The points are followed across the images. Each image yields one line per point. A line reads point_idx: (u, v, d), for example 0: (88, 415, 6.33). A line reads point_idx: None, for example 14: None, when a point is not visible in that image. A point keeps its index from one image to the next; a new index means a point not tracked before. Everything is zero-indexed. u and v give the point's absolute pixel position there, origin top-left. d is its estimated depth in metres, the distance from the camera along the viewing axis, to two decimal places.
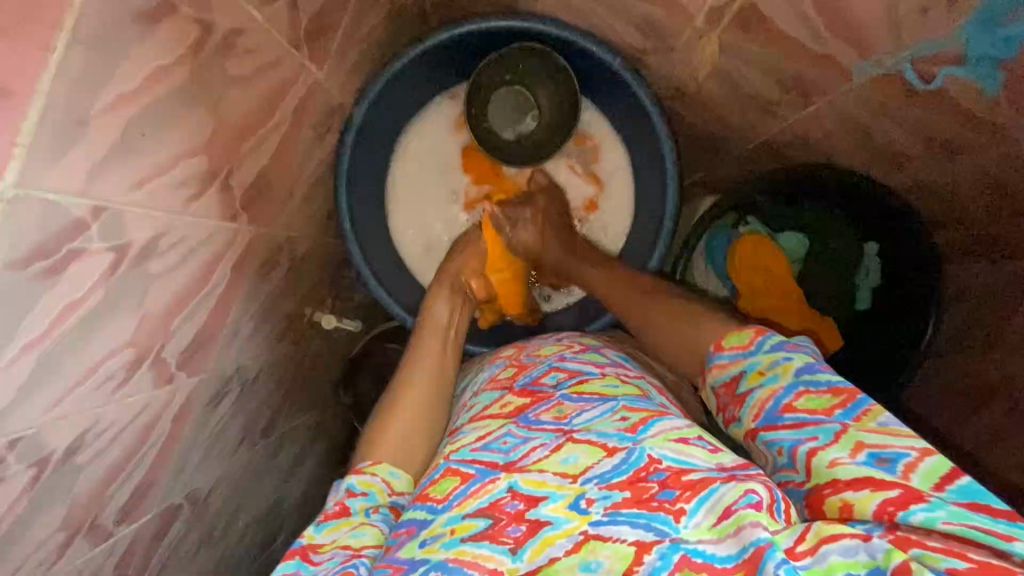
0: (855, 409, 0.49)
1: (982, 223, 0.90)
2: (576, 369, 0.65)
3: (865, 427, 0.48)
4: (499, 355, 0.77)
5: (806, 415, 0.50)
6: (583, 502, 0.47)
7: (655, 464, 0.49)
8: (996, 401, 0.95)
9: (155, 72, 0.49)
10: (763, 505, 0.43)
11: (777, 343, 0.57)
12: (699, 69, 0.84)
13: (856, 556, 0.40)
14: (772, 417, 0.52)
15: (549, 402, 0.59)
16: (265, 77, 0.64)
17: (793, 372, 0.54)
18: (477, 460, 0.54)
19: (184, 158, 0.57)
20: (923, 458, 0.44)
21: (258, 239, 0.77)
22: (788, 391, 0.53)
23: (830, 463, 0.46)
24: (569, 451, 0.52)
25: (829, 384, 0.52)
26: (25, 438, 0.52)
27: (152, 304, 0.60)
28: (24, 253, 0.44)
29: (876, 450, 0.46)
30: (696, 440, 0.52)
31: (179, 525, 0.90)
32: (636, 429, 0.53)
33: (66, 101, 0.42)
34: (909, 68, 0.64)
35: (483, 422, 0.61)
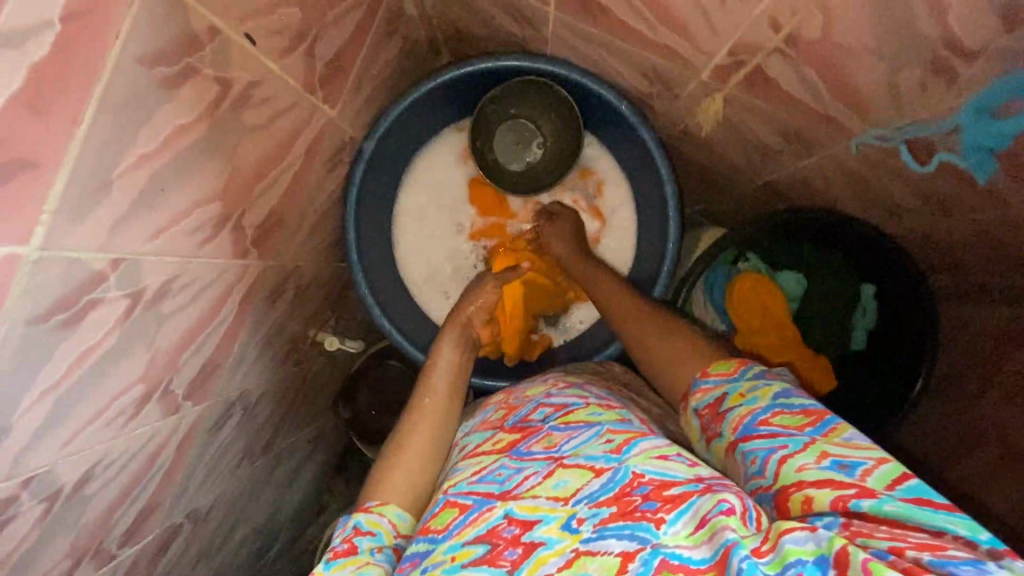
0: (823, 426, 0.51)
1: (979, 273, 0.91)
2: (562, 403, 0.65)
3: (831, 441, 0.49)
4: (488, 403, 0.76)
5: (780, 429, 0.52)
6: (574, 522, 0.49)
7: (637, 479, 0.50)
8: (986, 448, 0.96)
9: (175, 131, 0.51)
10: (733, 510, 0.45)
11: (759, 371, 0.59)
12: (705, 118, 0.85)
13: (806, 544, 0.42)
14: (748, 430, 0.54)
15: (539, 434, 0.61)
16: (280, 122, 0.66)
17: (771, 395, 0.55)
18: (474, 491, 0.56)
19: (200, 205, 0.59)
20: (877, 463, 0.47)
21: (267, 271, 0.79)
22: (765, 410, 0.54)
23: (798, 469, 0.49)
24: (560, 476, 0.53)
25: (802, 406, 0.54)
26: (38, 476, 0.53)
27: (163, 341, 0.62)
28: (46, 307, 0.45)
29: (839, 458, 0.48)
30: (675, 456, 0.53)
31: (179, 543, 0.92)
32: (621, 449, 0.54)
33: (91, 167, 0.43)
34: (905, 150, 0.68)
35: (477, 459, 0.62)
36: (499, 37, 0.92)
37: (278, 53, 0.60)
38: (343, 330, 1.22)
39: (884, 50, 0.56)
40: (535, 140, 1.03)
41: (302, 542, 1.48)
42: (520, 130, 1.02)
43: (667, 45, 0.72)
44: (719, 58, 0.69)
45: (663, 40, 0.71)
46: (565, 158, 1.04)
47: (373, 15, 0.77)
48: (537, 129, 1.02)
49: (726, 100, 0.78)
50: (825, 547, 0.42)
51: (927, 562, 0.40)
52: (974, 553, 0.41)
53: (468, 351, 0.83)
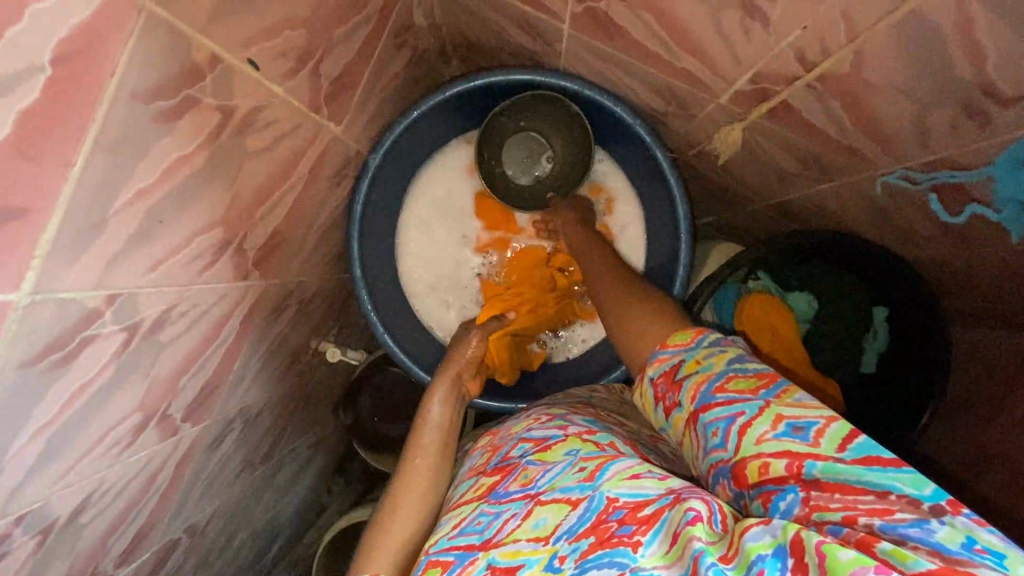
0: (775, 388, 0.49)
1: (994, 302, 0.89)
2: (541, 437, 0.63)
3: (783, 402, 0.48)
4: (476, 446, 0.74)
5: (735, 395, 0.50)
6: (557, 561, 0.46)
7: (612, 504, 0.47)
8: (992, 474, 0.94)
9: (175, 162, 0.49)
10: (699, 517, 0.43)
11: (715, 339, 0.56)
12: (722, 142, 0.83)
13: (762, 538, 0.41)
14: (705, 398, 0.52)
15: (516, 472, 0.58)
16: (284, 144, 0.64)
17: (726, 361, 0.53)
18: (455, 545, 0.52)
19: (200, 233, 0.57)
20: (828, 422, 0.45)
21: (269, 289, 0.78)
22: (720, 376, 0.52)
23: (756, 439, 0.47)
24: (538, 515, 0.50)
25: (755, 370, 0.52)
26: (30, 512, 0.52)
27: (161, 369, 0.61)
28: (38, 349, 0.44)
29: (792, 421, 0.46)
30: (647, 472, 0.50)
31: (176, 556, 0.91)
32: (594, 476, 0.51)
33: (85, 209, 0.42)
34: (936, 199, 0.67)
35: (457, 510, 0.59)
36: (510, 49, 0.89)
37: (283, 75, 0.58)
38: (345, 339, 1.21)
39: (916, 88, 0.53)
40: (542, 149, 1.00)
41: (301, 545, 1.48)
42: (529, 144, 1.00)
43: (686, 69, 0.70)
44: (740, 84, 0.67)
45: (682, 64, 0.69)
46: (574, 171, 1.01)
47: (382, 29, 0.75)
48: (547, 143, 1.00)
49: (745, 125, 0.76)
50: (781, 537, 0.40)
51: (879, 528, 0.40)
52: (918, 512, 0.39)
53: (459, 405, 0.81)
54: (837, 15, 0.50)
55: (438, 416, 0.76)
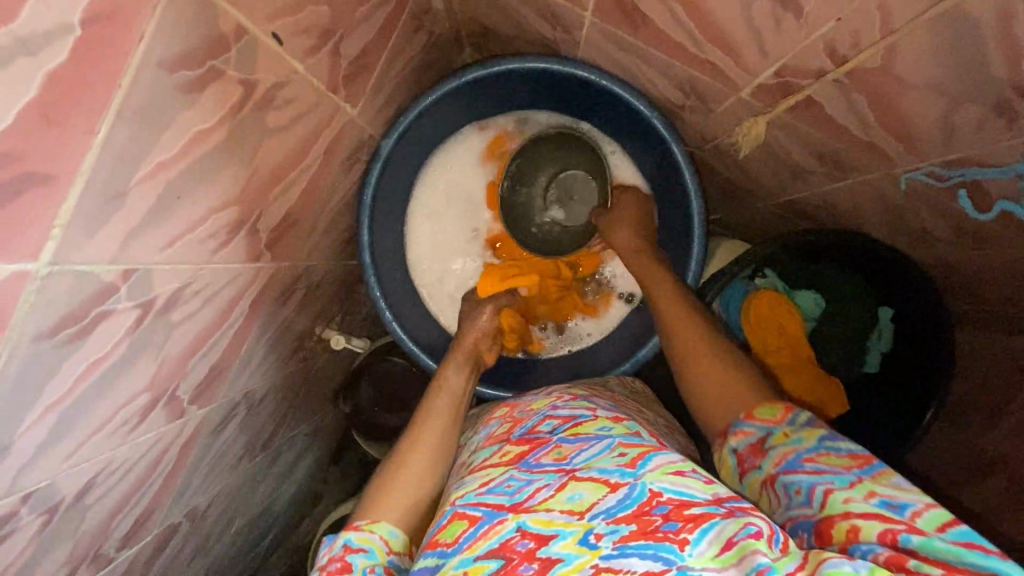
0: (871, 469, 0.51)
1: (1000, 304, 0.89)
2: (569, 415, 0.65)
3: (879, 482, 0.49)
4: (492, 415, 0.75)
5: (826, 467, 0.52)
6: (593, 537, 0.48)
7: (656, 497, 0.49)
8: (993, 478, 0.97)
9: (196, 136, 0.48)
10: (760, 533, 0.45)
11: (806, 418, 0.57)
12: (741, 137, 0.83)
13: (842, 566, 0.43)
14: (792, 465, 0.54)
15: (548, 446, 0.60)
16: (303, 123, 0.63)
17: (816, 437, 0.55)
18: (483, 502, 0.54)
19: (217, 211, 0.56)
20: (926, 506, 0.46)
21: (279, 272, 0.77)
22: (810, 450, 0.54)
23: (844, 500, 0.48)
24: (574, 489, 0.52)
25: (848, 451, 0.53)
26: (38, 490, 0.51)
27: (172, 349, 0.60)
28: (54, 323, 0.43)
29: (887, 497, 0.48)
30: (692, 472, 0.52)
31: (176, 540, 0.90)
32: (636, 464, 0.53)
33: (106, 178, 0.40)
34: (965, 195, 0.67)
35: (483, 471, 0.60)
36: (527, 37, 0.88)
37: (305, 52, 0.57)
38: (349, 327, 1.20)
39: (948, 84, 0.53)
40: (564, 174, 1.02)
41: (296, 533, 1.46)
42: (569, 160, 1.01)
43: (710, 61, 0.69)
44: (764, 78, 0.67)
45: (706, 55, 0.68)
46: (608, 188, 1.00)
47: (401, 11, 0.73)
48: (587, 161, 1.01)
49: (765, 119, 0.75)
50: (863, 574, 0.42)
51: None
52: None
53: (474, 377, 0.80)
54: (873, 8, 0.49)
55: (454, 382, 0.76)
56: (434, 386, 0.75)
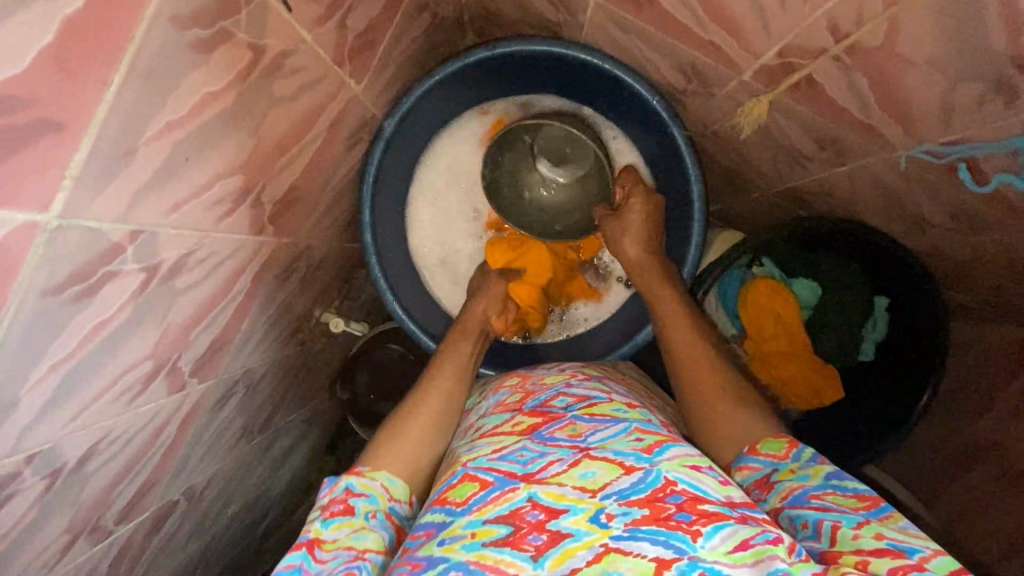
0: (879, 511, 0.51)
1: (994, 291, 0.90)
2: (584, 395, 0.66)
3: (887, 525, 0.50)
4: (502, 385, 0.76)
5: (832, 505, 0.53)
6: (604, 517, 0.48)
7: (670, 486, 0.50)
8: (985, 465, 0.99)
9: (205, 98, 0.48)
10: (778, 540, 0.47)
11: (811, 454, 0.59)
12: (743, 120, 0.83)
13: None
14: (798, 500, 0.55)
15: (562, 422, 0.61)
16: (309, 94, 0.63)
17: (823, 475, 0.56)
18: (495, 468, 0.54)
19: (222, 178, 0.56)
20: (934, 553, 0.47)
21: (281, 248, 0.77)
22: (817, 488, 0.55)
23: (853, 536, 0.49)
24: (587, 467, 0.53)
25: (855, 492, 0.54)
26: (42, 452, 0.51)
27: (175, 318, 0.60)
28: (61, 279, 0.43)
29: (896, 540, 0.48)
30: (707, 469, 0.53)
31: (174, 519, 0.89)
32: (652, 451, 0.55)
33: (117, 133, 0.41)
34: (965, 168, 0.67)
35: (496, 437, 0.61)
36: (530, 20, 0.89)
37: (313, 22, 0.57)
38: (347, 312, 1.19)
39: (949, 61, 0.54)
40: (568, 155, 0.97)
41: (289, 522, 1.45)
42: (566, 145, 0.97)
43: (712, 41, 0.70)
44: (766, 58, 0.67)
45: (709, 36, 0.69)
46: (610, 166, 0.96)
47: None
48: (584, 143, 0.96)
49: (766, 102, 0.76)
50: None
51: None
52: None
53: (480, 345, 0.87)
54: None
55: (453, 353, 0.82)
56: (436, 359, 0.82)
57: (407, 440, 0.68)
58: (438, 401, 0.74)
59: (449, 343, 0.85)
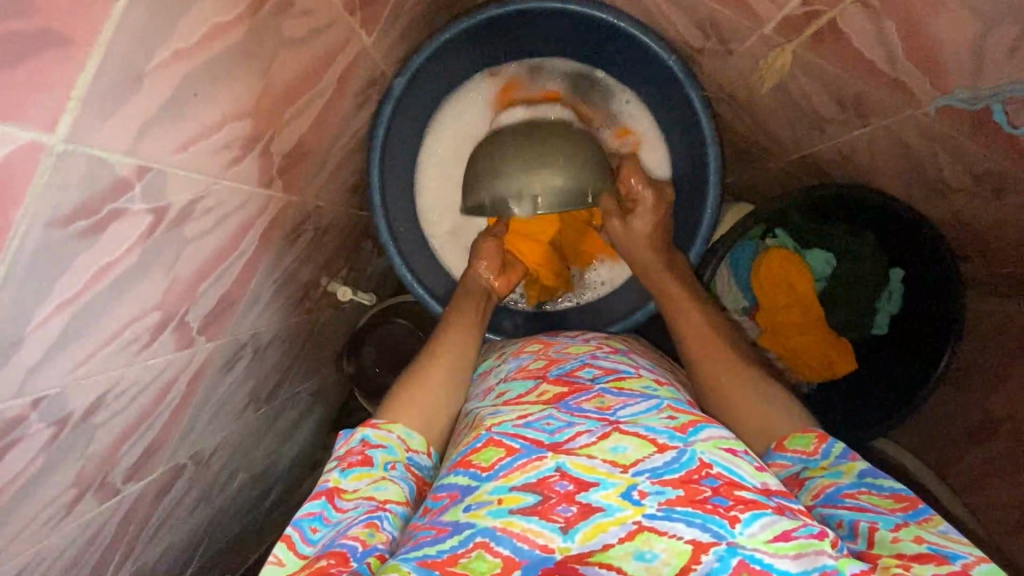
0: (917, 515, 0.50)
1: (1011, 260, 0.87)
2: (611, 367, 0.65)
3: (926, 529, 0.48)
4: (523, 349, 0.75)
5: (869, 506, 0.51)
6: (636, 494, 0.47)
7: (706, 468, 0.49)
8: (999, 439, 0.97)
9: (213, 30, 0.47)
10: (822, 535, 0.46)
11: (842, 449, 0.57)
12: (761, 79, 0.81)
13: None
14: (832, 499, 0.53)
15: (589, 393, 0.59)
16: (319, 41, 0.62)
17: (856, 472, 0.54)
18: (522, 435, 0.54)
19: (230, 121, 0.54)
20: (978, 560, 0.45)
21: (289, 207, 0.75)
22: (850, 486, 0.54)
23: (893, 539, 0.47)
24: (618, 441, 0.52)
25: (891, 490, 0.52)
26: (48, 397, 0.50)
27: (182, 269, 0.58)
28: (66, 212, 0.41)
29: (937, 546, 0.46)
30: (744, 454, 0.52)
31: (181, 484, 0.88)
32: (686, 430, 0.53)
33: (122, 55, 0.39)
34: (999, 109, 0.62)
35: (521, 405, 0.60)
36: None
37: None
38: (354, 283, 1.18)
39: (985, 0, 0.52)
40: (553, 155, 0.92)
41: (293, 499, 1.43)
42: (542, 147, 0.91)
43: None
44: (790, 7, 0.65)
45: None
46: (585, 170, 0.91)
47: None
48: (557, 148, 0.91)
49: (787, 58, 0.74)
50: None
51: None
52: None
53: (483, 306, 0.87)
54: None
55: (468, 316, 0.82)
56: (448, 321, 0.81)
57: (418, 406, 0.67)
58: (451, 361, 0.73)
59: (452, 308, 0.84)
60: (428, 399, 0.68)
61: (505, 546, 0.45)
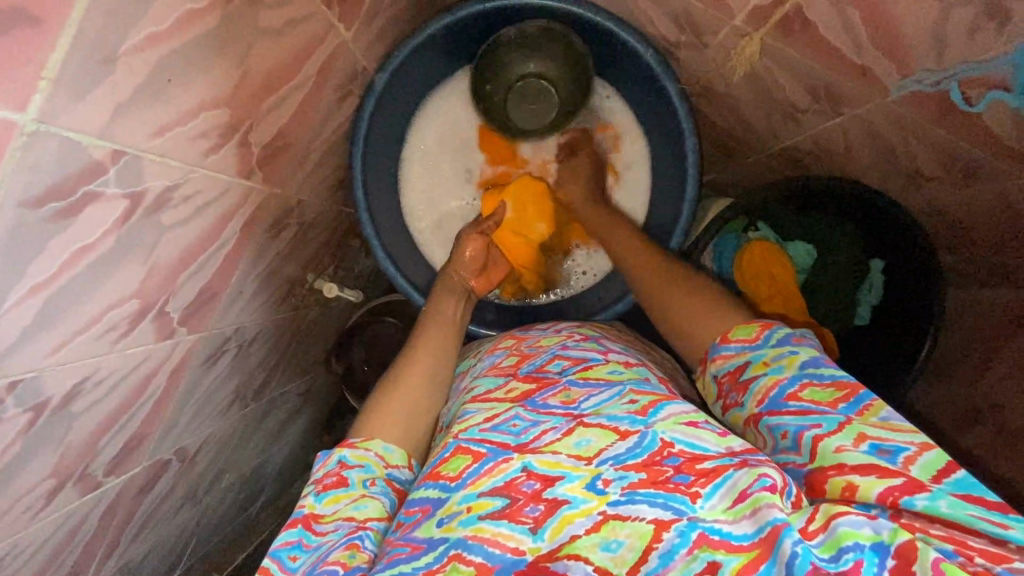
0: (857, 403, 0.50)
1: (987, 247, 0.88)
2: (580, 357, 0.66)
3: (867, 421, 0.48)
4: (496, 347, 0.76)
5: (811, 405, 0.51)
6: (600, 483, 0.47)
7: (667, 448, 0.49)
8: (982, 425, 0.94)
9: (188, 16, 0.48)
10: (776, 487, 0.45)
11: (784, 337, 0.57)
12: (735, 69, 0.83)
13: (863, 529, 0.41)
14: (776, 403, 0.53)
15: (556, 388, 0.60)
16: (297, 31, 0.63)
17: (798, 364, 0.54)
18: (488, 439, 0.53)
19: (207, 108, 0.55)
20: (920, 452, 0.45)
21: (270, 199, 0.76)
22: (792, 382, 0.53)
23: (836, 449, 0.47)
24: (582, 435, 0.52)
25: (832, 379, 0.52)
26: (24, 381, 0.50)
27: (160, 256, 0.59)
28: (38, 193, 0.42)
29: (877, 441, 0.46)
30: (704, 423, 0.52)
31: (165, 481, 0.87)
32: (647, 411, 0.53)
33: (93, 37, 0.40)
34: (955, 89, 0.64)
35: (489, 404, 0.60)
36: None
37: None
38: (342, 280, 1.18)
39: None
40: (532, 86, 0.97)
41: (286, 500, 1.42)
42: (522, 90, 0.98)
43: None
44: None
45: None
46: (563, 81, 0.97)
47: None
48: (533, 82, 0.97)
49: (759, 47, 0.76)
50: (885, 536, 0.41)
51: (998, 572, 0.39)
52: None
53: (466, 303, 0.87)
54: None
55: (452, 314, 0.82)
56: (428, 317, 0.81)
57: (400, 400, 0.67)
58: (429, 355, 0.73)
59: (432, 305, 0.84)
60: (407, 393, 0.68)
61: (476, 553, 0.45)
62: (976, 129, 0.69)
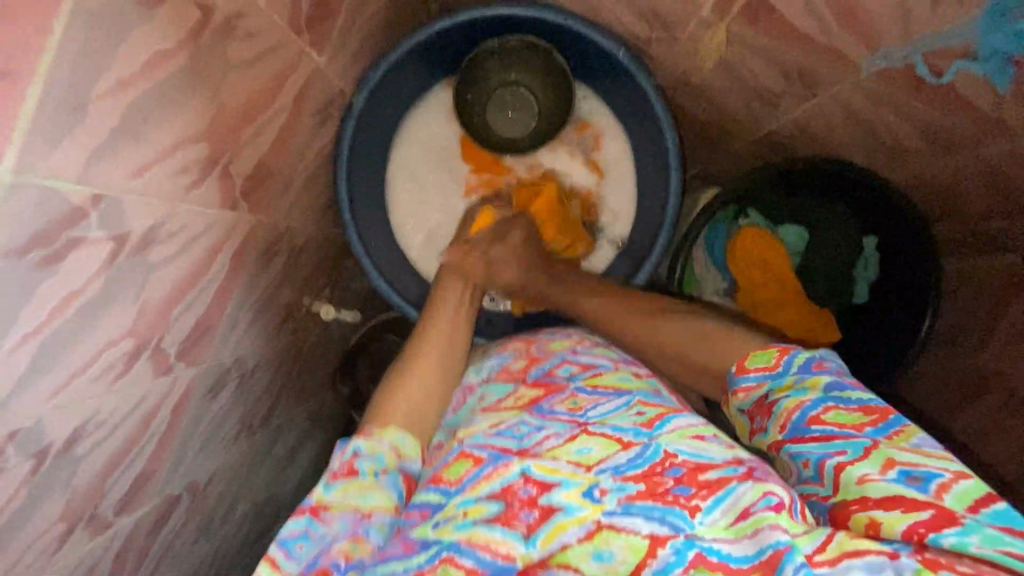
0: (887, 427, 0.48)
1: (979, 217, 0.86)
2: (589, 363, 0.65)
3: (897, 445, 0.46)
4: (508, 346, 0.75)
5: (835, 429, 0.49)
6: (597, 491, 0.47)
7: (669, 459, 0.49)
8: (988, 396, 0.91)
9: (155, 56, 0.49)
10: (781, 506, 0.44)
11: (804, 361, 0.55)
12: (705, 58, 0.83)
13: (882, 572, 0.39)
14: (799, 429, 0.50)
15: (563, 394, 0.59)
16: (266, 63, 0.64)
17: (822, 387, 0.52)
18: (490, 444, 0.53)
19: (185, 145, 0.56)
20: (955, 478, 0.43)
21: (258, 227, 0.76)
22: (817, 404, 0.51)
23: (859, 480, 0.45)
24: (583, 442, 0.52)
25: (858, 403, 0.50)
26: (24, 429, 0.51)
27: (151, 294, 0.59)
28: (22, 242, 0.43)
29: (908, 467, 0.44)
30: (711, 437, 0.53)
31: (177, 517, 0.87)
32: (653, 425, 0.53)
33: (65, 85, 0.41)
34: (921, 62, 0.65)
35: (495, 412, 0.59)
36: None
37: None
38: (339, 302, 1.18)
39: None
40: (515, 90, 0.99)
41: None
42: (503, 95, 0.99)
43: None
44: None
45: None
46: (547, 88, 0.99)
47: None
48: (517, 88, 0.99)
49: (728, 34, 0.77)
50: None
51: None
52: None
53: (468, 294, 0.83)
54: None
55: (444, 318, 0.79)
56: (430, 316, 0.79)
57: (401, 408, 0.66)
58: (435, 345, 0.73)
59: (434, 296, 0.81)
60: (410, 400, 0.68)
61: (468, 558, 0.45)
62: (953, 99, 0.69)
